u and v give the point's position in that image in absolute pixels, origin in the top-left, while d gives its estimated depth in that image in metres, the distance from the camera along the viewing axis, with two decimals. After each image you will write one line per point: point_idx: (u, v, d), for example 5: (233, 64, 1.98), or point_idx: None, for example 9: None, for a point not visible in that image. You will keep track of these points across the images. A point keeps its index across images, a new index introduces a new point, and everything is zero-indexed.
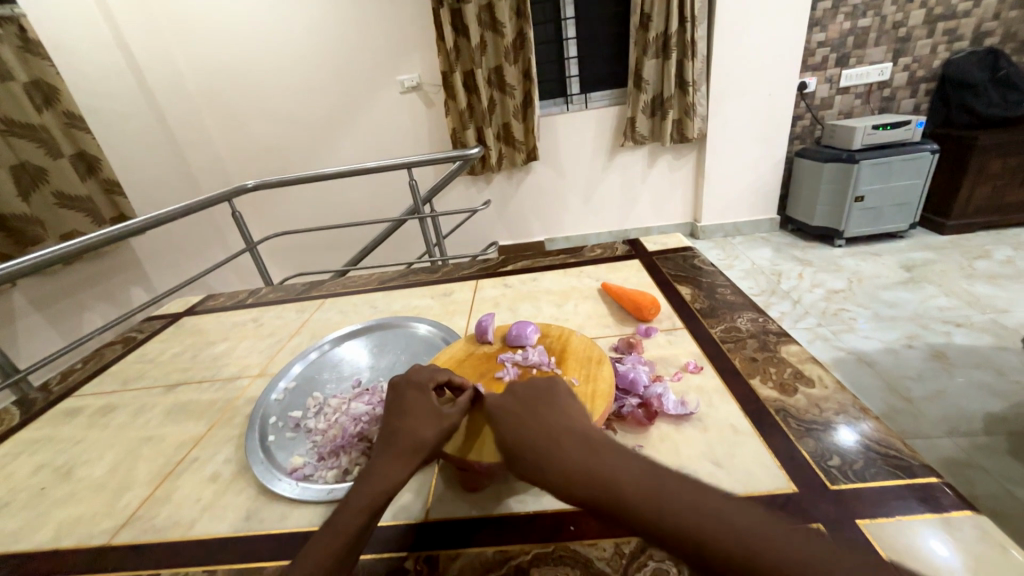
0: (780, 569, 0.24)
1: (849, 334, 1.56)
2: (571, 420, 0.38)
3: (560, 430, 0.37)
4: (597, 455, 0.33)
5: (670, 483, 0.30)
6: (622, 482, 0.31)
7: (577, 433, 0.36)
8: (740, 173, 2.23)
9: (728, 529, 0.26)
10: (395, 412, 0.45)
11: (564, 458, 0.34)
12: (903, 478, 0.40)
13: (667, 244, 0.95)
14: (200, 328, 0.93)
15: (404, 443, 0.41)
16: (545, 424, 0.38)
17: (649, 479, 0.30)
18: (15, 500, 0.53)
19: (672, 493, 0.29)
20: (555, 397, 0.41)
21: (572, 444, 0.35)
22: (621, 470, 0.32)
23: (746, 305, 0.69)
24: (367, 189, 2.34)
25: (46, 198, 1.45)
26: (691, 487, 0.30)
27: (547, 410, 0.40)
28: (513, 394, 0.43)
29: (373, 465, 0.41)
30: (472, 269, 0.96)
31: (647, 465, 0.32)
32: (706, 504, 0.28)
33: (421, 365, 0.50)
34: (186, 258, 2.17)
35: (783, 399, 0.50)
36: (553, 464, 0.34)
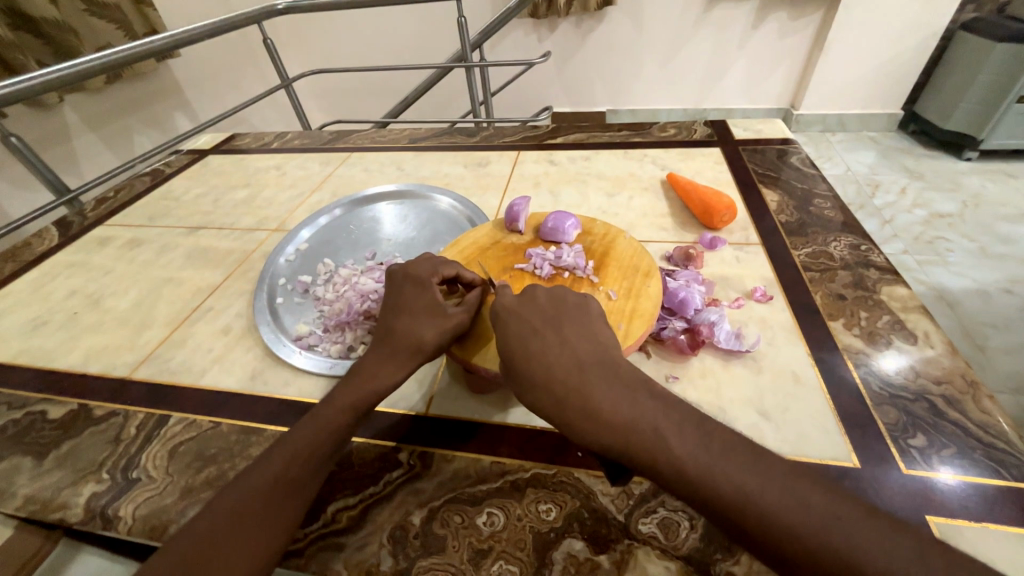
0: (794, 532, 0.22)
1: (939, 267, 1.35)
2: (595, 345, 0.32)
3: (585, 361, 0.31)
4: (629, 399, 0.28)
5: (719, 443, 0.25)
6: (660, 435, 0.26)
7: (605, 366, 0.30)
8: (875, 47, 1.73)
9: (789, 509, 0.22)
10: (391, 307, 0.40)
11: (590, 397, 0.29)
12: (1004, 479, 0.32)
13: (761, 131, 0.75)
14: (225, 170, 0.88)
15: (400, 345, 0.37)
16: (567, 348, 0.32)
17: (691, 437, 0.26)
18: (53, 319, 0.56)
19: (722, 455, 0.25)
20: (579, 312, 0.35)
21: (598, 381, 0.30)
22: (658, 419, 0.27)
23: (847, 226, 0.54)
24: (411, 25, 2.02)
25: (73, 1, 1.31)
26: (744, 450, 0.25)
27: (568, 330, 0.33)
28: (530, 299, 0.36)
29: (366, 363, 0.37)
30: (514, 137, 0.81)
31: (689, 414, 0.27)
32: (763, 476, 0.24)
33: (426, 254, 0.43)
34: (225, 90, 2.06)
35: (868, 351, 0.40)
36: (578, 403, 0.29)
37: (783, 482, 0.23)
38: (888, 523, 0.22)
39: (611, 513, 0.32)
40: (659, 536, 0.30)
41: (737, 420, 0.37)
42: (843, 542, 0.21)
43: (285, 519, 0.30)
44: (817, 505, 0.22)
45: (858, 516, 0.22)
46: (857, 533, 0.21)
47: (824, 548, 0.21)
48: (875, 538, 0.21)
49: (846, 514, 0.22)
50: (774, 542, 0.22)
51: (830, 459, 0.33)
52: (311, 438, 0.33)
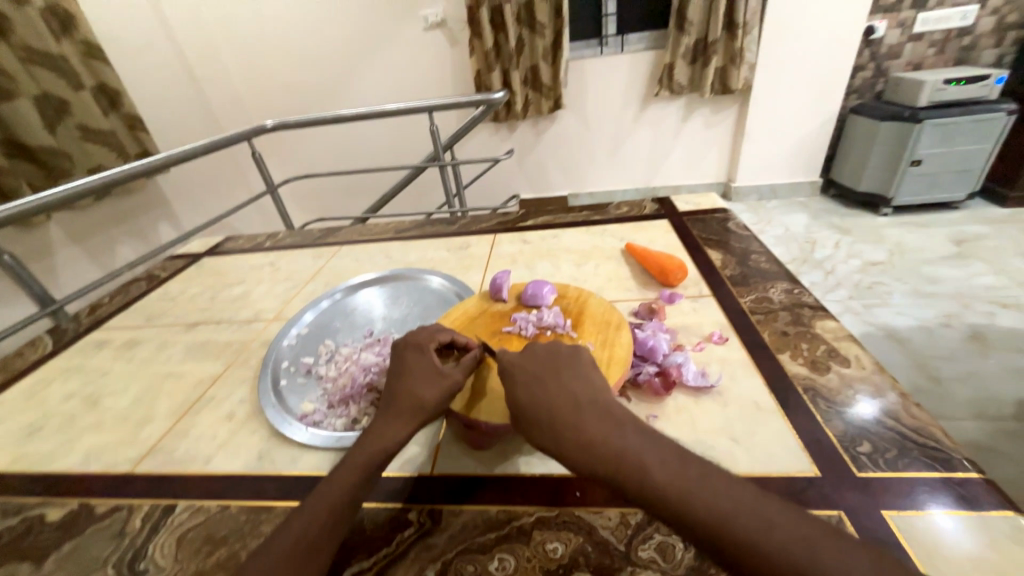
0: (758, 548, 0.25)
1: (881, 308, 1.48)
2: (590, 389, 0.37)
3: (582, 402, 0.36)
4: (619, 434, 0.33)
5: (696, 474, 0.29)
6: (646, 467, 0.30)
7: (598, 406, 0.35)
8: (784, 130, 2.05)
9: (755, 529, 0.26)
10: (395, 372, 0.44)
11: (584, 431, 0.33)
12: (939, 471, 0.37)
13: (700, 204, 0.88)
14: (220, 269, 0.94)
15: (404, 405, 0.41)
16: (565, 392, 0.37)
17: (673, 467, 0.30)
18: (49, 423, 0.56)
19: (699, 483, 0.29)
20: (575, 362, 0.40)
21: (591, 420, 0.34)
22: (643, 450, 0.31)
23: (781, 275, 0.64)
24: (387, 134, 2.27)
25: (72, 131, 1.44)
26: (719, 479, 0.29)
27: (565, 377, 0.38)
28: (531, 350, 0.41)
29: (375, 424, 0.41)
30: (490, 222, 0.92)
31: (671, 447, 0.31)
32: (734, 501, 0.27)
33: (422, 325, 0.48)
34: (211, 198, 2.19)
35: (814, 377, 0.47)
36: (575, 436, 0.33)
37: (750, 506, 0.27)
38: (840, 535, 0.25)
39: (612, 543, 0.34)
40: (658, 559, 0.33)
41: (712, 448, 0.41)
42: (799, 557, 0.24)
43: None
44: (780, 525, 0.26)
45: (814, 532, 0.25)
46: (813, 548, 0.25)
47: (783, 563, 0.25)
48: (828, 550, 0.25)
49: (804, 530, 0.26)
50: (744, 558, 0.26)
51: (795, 471, 0.38)
52: (331, 497, 0.35)
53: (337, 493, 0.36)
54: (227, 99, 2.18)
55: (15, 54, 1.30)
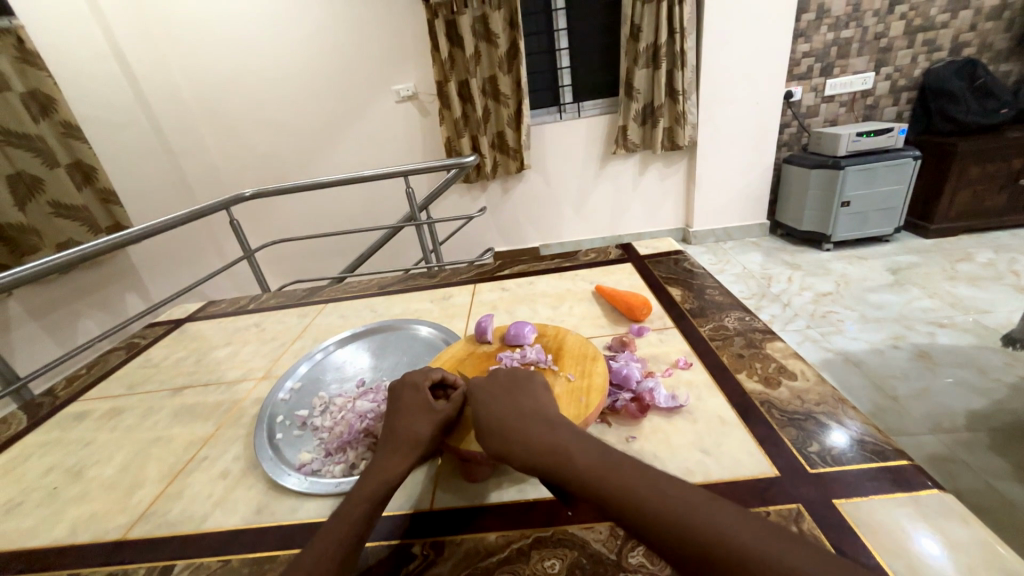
0: (651, 512, 0.30)
1: (837, 335, 1.59)
2: (538, 408, 0.43)
3: (528, 414, 0.42)
4: (554, 434, 0.38)
5: (610, 460, 0.34)
6: (570, 457, 0.35)
7: (540, 416, 0.41)
8: (729, 179, 2.28)
9: (649, 497, 0.31)
10: (391, 413, 0.47)
11: (527, 434, 0.39)
12: (876, 461, 0.43)
13: (659, 248, 0.98)
14: (204, 334, 0.95)
15: (401, 442, 0.44)
16: (517, 410, 0.43)
17: (592, 456, 0.35)
18: (30, 500, 0.55)
19: (612, 469, 0.33)
20: (529, 387, 0.47)
21: (534, 426, 0.40)
22: (573, 446, 0.36)
23: (734, 305, 0.72)
24: (364, 197, 2.38)
25: (42, 207, 1.45)
26: (627, 463, 0.34)
27: (518, 397, 0.45)
28: (493, 379, 0.48)
29: (376, 460, 0.43)
30: (470, 274, 0.99)
31: (595, 444, 0.37)
32: (637, 479, 0.32)
33: (416, 366, 0.52)
34: (182, 266, 2.19)
35: (768, 391, 0.53)
36: (519, 439, 0.39)
37: (650, 481, 0.32)
38: (727, 505, 0.29)
39: (604, 553, 0.38)
40: (646, 564, 0.36)
41: (686, 460, 0.46)
42: (683, 516, 0.29)
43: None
44: (670, 493, 0.31)
45: (701, 498, 0.30)
46: (696, 511, 0.29)
47: (671, 523, 0.29)
48: (708, 510, 0.29)
49: (694, 498, 0.30)
50: (642, 523, 0.30)
51: (758, 473, 0.43)
52: (340, 529, 0.37)
53: (345, 524, 0.38)
54: (204, 171, 2.26)
55: None
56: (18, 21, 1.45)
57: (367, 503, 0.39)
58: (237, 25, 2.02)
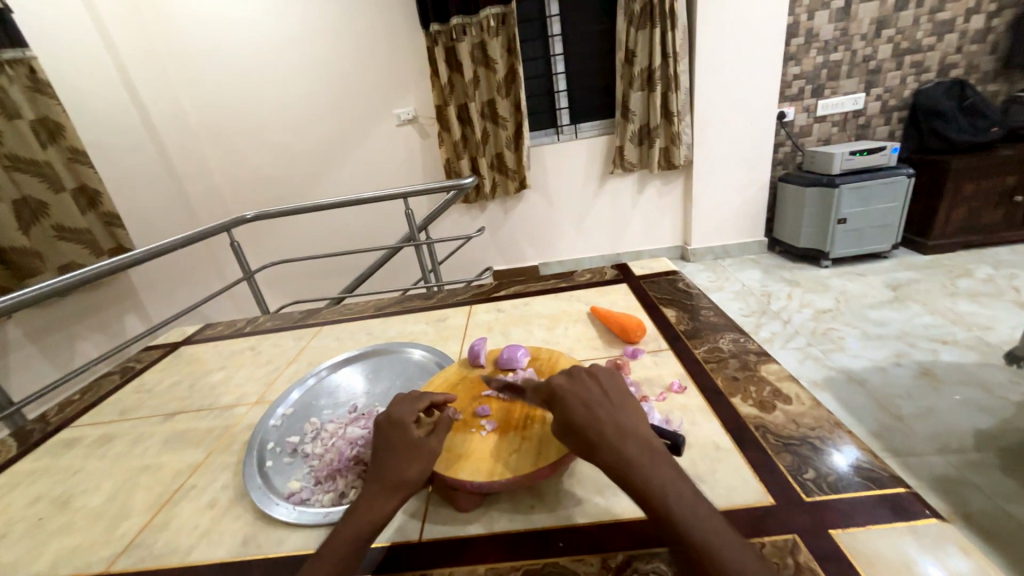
0: None
1: (838, 353, 1.57)
2: (633, 421, 0.40)
3: (627, 429, 0.39)
4: (653, 463, 0.37)
5: (705, 515, 0.34)
6: (669, 497, 0.35)
7: (638, 433, 0.39)
8: (726, 197, 2.31)
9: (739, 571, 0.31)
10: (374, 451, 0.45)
11: (626, 453, 0.37)
12: (873, 489, 0.42)
13: (654, 268, 0.98)
14: (199, 357, 0.95)
15: (383, 484, 0.42)
16: (613, 420, 0.40)
17: (689, 505, 0.34)
18: (13, 532, 0.54)
19: (706, 528, 0.33)
20: (619, 393, 0.43)
21: (633, 444, 0.38)
22: (668, 480, 0.36)
23: (728, 326, 0.72)
24: (364, 217, 2.40)
25: (46, 230, 1.47)
26: (718, 525, 0.34)
27: (612, 403, 0.42)
28: (582, 379, 0.44)
29: (356, 503, 0.42)
30: (466, 295, 0.99)
31: (690, 488, 0.36)
32: (726, 545, 0.32)
33: (401, 400, 0.50)
34: (182, 288, 2.19)
35: (762, 416, 0.52)
36: (616, 456, 0.37)
37: (741, 553, 0.32)
38: None
39: None
40: None
41: None
42: None
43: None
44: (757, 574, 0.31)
45: None
46: None
47: None
48: None
49: None
50: None
51: (753, 501, 0.42)
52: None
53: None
54: (207, 194, 2.29)
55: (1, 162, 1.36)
56: (31, 51, 1.50)
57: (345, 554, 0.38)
58: (242, 52, 2.08)
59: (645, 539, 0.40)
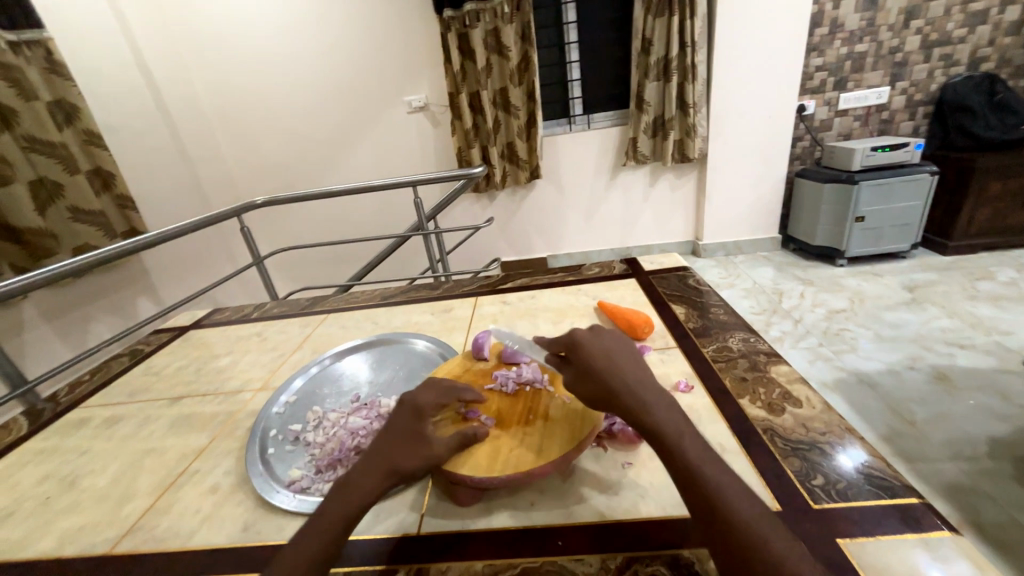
0: (732, 516, 0.31)
1: (850, 354, 1.54)
2: (648, 378, 0.42)
3: (643, 381, 0.41)
4: (666, 411, 0.38)
5: (710, 460, 0.35)
6: (678, 438, 0.36)
7: (653, 387, 0.41)
8: (740, 192, 2.26)
9: (736, 504, 0.32)
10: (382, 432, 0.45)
11: (640, 399, 0.39)
12: (885, 498, 0.40)
13: (663, 263, 0.96)
14: (206, 341, 0.95)
15: (380, 466, 0.41)
16: (631, 373, 0.42)
17: (697, 448, 0.36)
18: (22, 509, 0.55)
19: (711, 468, 0.34)
20: (637, 355, 0.45)
21: (649, 393, 0.40)
22: (678, 426, 0.37)
23: (738, 325, 0.70)
24: (373, 205, 2.40)
25: (61, 212, 1.48)
26: (721, 470, 0.34)
27: (630, 361, 0.44)
28: (606, 339, 0.46)
29: (349, 476, 0.41)
30: (473, 286, 0.98)
31: (698, 437, 0.37)
32: (727, 485, 0.33)
33: (428, 386, 0.48)
34: (194, 271, 2.22)
35: (771, 418, 0.51)
36: (631, 401, 0.39)
37: (742, 493, 0.33)
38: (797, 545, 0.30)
39: None
40: None
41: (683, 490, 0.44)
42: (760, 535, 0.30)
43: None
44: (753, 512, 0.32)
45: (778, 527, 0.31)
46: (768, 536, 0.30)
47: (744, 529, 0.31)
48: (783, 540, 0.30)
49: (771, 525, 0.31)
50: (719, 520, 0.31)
51: None
52: (300, 558, 0.35)
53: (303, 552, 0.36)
54: (219, 179, 2.30)
55: (18, 143, 1.38)
56: (47, 32, 1.50)
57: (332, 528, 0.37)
58: (255, 37, 2.07)
59: (645, 541, 0.39)
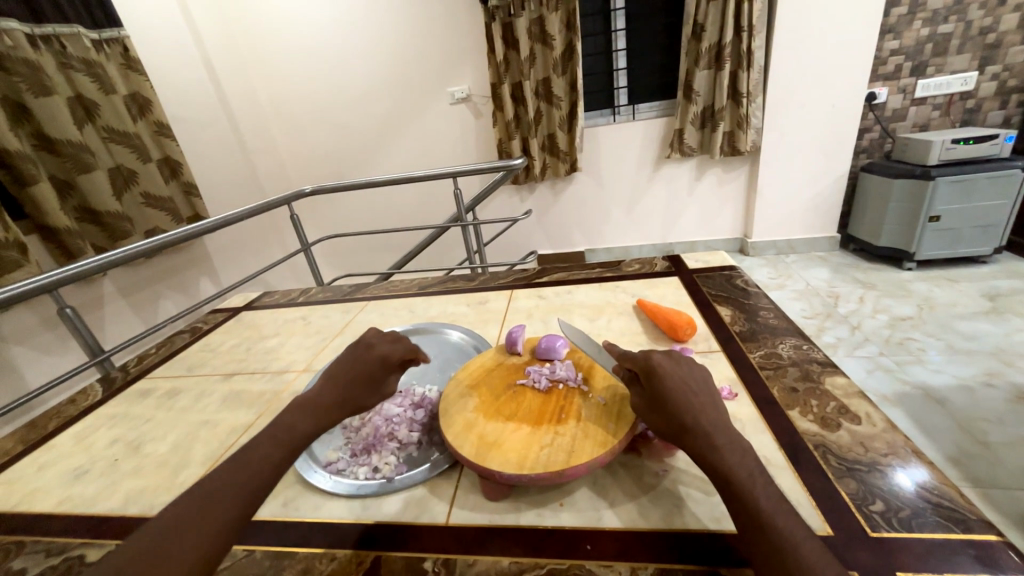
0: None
1: (915, 365, 1.42)
2: (723, 418, 0.40)
3: (718, 422, 0.40)
4: (741, 455, 0.37)
5: (787, 515, 0.33)
6: (754, 487, 0.35)
7: (728, 428, 0.39)
8: (797, 187, 2.11)
9: (815, 565, 0.30)
10: (343, 365, 0.50)
11: (715, 439, 0.38)
12: (956, 532, 0.36)
13: (708, 261, 0.91)
14: (257, 323, 1.01)
15: (340, 402, 0.47)
16: (705, 409, 0.41)
17: (773, 500, 0.34)
18: (94, 468, 0.61)
19: (787, 522, 0.33)
20: (710, 390, 0.44)
21: (723, 433, 0.39)
22: (755, 475, 0.36)
23: (790, 331, 0.65)
24: (414, 196, 2.45)
25: (135, 198, 1.60)
26: (800, 527, 0.32)
27: (702, 395, 0.42)
28: (681, 370, 0.45)
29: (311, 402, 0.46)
30: (509, 279, 0.98)
31: (774, 487, 0.35)
32: (805, 544, 0.31)
33: (390, 337, 0.53)
34: (248, 256, 2.36)
35: (824, 434, 0.47)
36: (704, 440, 0.38)
37: (823, 556, 0.31)
38: None
39: None
40: None
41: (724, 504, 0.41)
42: None
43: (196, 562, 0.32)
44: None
45: None
46: None
47: None
48: None
49: None
50: None
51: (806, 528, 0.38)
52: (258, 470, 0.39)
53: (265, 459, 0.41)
54: (273, 169, 2.42)
55: (99, 134, 1.50)
56: (124, 31, 1.62)
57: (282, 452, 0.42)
58: (307, 31, 2.14)
59: (681, 553, 0.37)
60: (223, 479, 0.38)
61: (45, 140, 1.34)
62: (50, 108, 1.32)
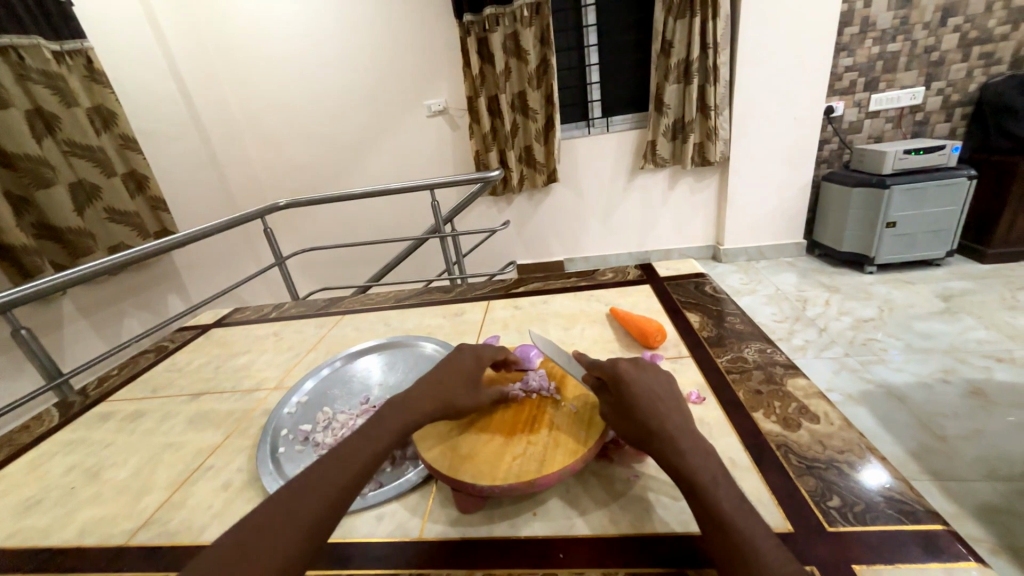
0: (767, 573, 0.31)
1: (878, 365, 1.48)
2: (687, 422, 0.42)
3: (682, 426, 0.41)
4: (703, 459, 0.38)
5: (747, 515, 0.34)
6: (716, 490, 0.36)
7: (692, 432, 0.41)
8: (764, 196, 2.20)
9: (771, 562, 0.31)
10: (439, 371, 0.52)
11: (679, 444, 0.39)
12: (906, 524, 0.38)
13: (679, 269, 0.94)
14: (226, 340, 0.98)
15: (433, 399, 0.48)
16: (670, 415, 0.42)
17: (734, 501, 0.35)
18: (48, 498, 0.58)
19: (747, 522, 0.34)
20: (676, 397, 0.45)
21: (686, 438, 0.40)
22: (716, 478, 0.37)
23: (754, 336, 0.68)
24: (392, 208, 2.43)
25: (98, 212, 1.55)
26: (759, 526, 0.34)
27: (668, 401, 0.44)
28: (647, 377, 0.46)
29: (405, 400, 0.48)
30: (486, 290, 0.98)
31: (735, 488, 0.37)
32: (763, 542, 0.33)
33: (489, 346, 0.57)
34: (219, 271, 2.29)
35: (786, 434, 0.49)
36: (669, 445, 0.39)
37: (779, 553, 0.32)
38: None
39: None
40: None
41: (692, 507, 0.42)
42: None
43: (281, 565, 0.33)
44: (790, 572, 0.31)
45: None
46: None
47: None
48: None
49: None
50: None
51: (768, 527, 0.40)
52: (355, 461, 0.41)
53: (360, 451, 0.42)
54: (245, 182, 2.37)
55: (59, 147, 1.44)
56: (87, 42, 1.58)
57: (376, 450, 0.42)
58: (281, 43, 2.13)
59: (649, 558, 0.38)
60: (321, 470, 0.40)
61: (1, 153, 1.28)
62: (6, 121, 1.27)
